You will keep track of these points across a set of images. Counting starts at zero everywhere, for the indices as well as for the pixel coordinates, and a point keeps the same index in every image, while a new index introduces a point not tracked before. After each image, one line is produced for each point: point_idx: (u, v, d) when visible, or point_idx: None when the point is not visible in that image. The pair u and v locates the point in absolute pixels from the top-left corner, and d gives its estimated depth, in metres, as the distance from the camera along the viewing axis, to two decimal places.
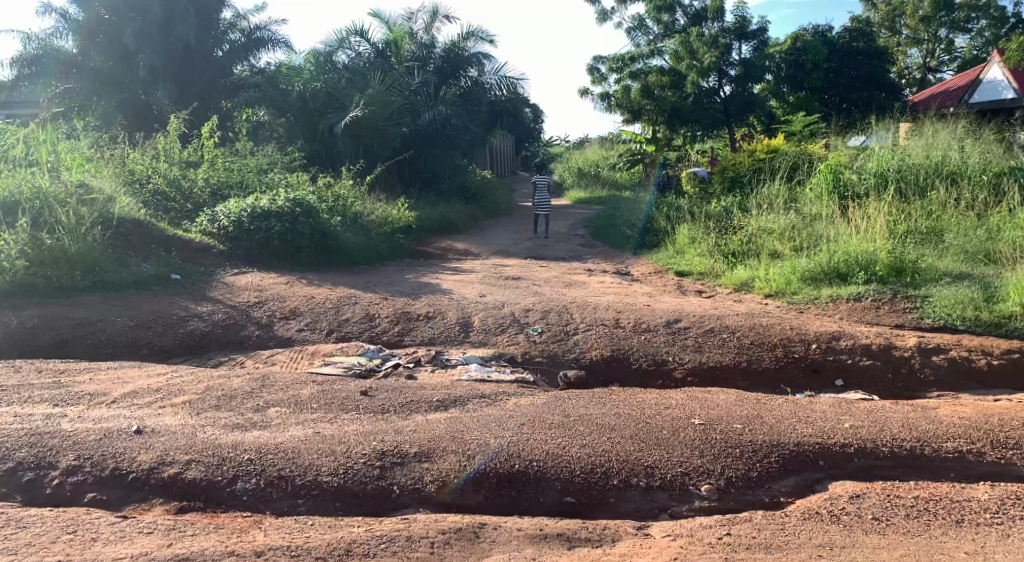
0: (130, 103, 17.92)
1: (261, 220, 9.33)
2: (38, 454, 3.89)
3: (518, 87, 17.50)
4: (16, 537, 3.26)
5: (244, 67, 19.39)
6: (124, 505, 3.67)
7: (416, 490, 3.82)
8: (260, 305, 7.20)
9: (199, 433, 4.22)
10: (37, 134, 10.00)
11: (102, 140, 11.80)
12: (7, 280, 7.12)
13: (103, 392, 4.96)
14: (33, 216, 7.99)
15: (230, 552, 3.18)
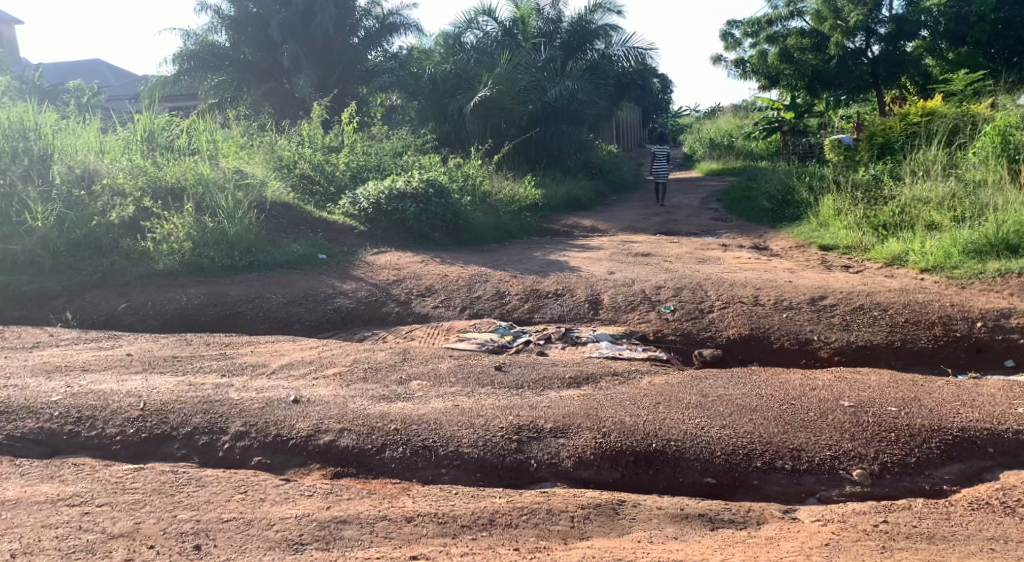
0: (276, 93, 19.04)
1: (397, 201, 9.66)
2: (210, 420, 4.23)
3: (647, 58, 17.20)
4: (197, 494, 3.55)
5: (378, 52, 20.01)
6: (287, 469, 3.94)
7: (554, 464, 3.87)
8: (398, 283, 7.48)
9: (349, 403, 4.47)
10: (198, 124, 10.84)
11: (252, 128, 12.58)
12: (177, 261, 7.76)
13: (263, 364, 5.34)
14: (197, 202, 8.68)
15: (382, 517, 3.34)
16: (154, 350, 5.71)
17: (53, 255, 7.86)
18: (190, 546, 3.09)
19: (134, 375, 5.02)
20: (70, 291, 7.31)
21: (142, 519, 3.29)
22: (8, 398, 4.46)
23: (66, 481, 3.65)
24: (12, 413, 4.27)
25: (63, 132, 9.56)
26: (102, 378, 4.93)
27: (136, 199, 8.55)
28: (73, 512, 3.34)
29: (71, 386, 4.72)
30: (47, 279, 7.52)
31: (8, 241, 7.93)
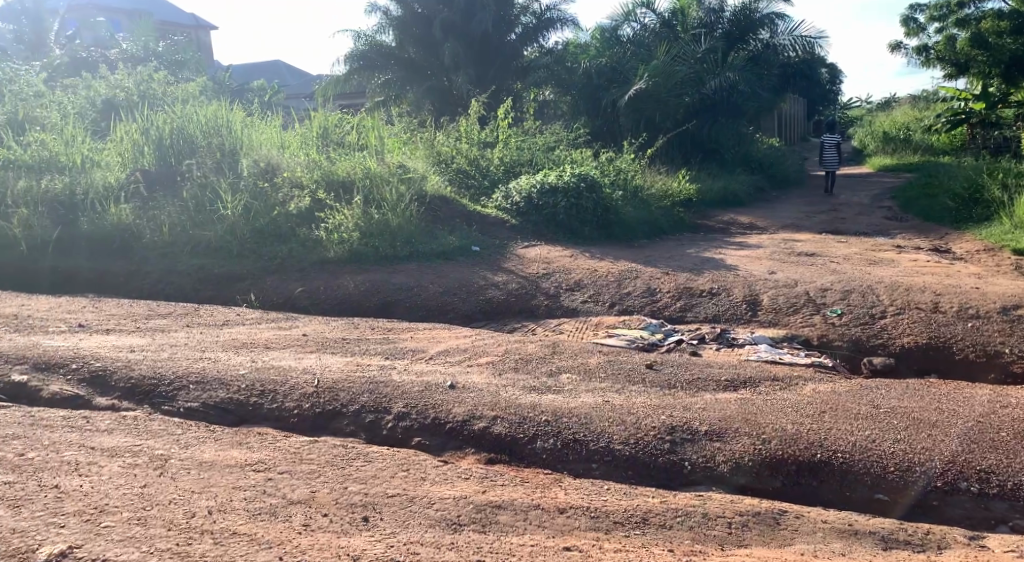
0: (436, 90, 19.65)
1: (549, 196, 9.73)
2: (375, 400, 4.46)
3: (815, 47, 16.48)
4: (365, 469, 3.75)
5: (535, 48, 20.23)
6: (444, 451, 4.09)
7: (708, 469, 3.77)
8: (548, 277, 7.55)
9: (502, 391, 4.57)
10: (367, 121, 11.47)
11: (414, 123, 13.11)
12: (347, 249, 8.25)
13: (421, 349, 5.57)
14: (365, 194, 9.19)
15: (536, 505, 3.39)
16: (325, 332, 6.10)
17: (239, 241, 8.54)
18: (359, 517, 3.27)
19: (309, 354, 5.39)
20: (253, 274, 7.91)
21: (316, 488, 3.52)
22: (202, 369, 4.91)
23: (252, 448, 3.97)
24: (206, 383, 4.70)
25: (249, 129, 10.43)
26: (282, 355, 5.34)
27: (312, 191, 9.23)
28: (258, 477, 3.63)
29: (254, 361, 5.13)
30: (233, 262, 8.16)
31: (202, 227, 8.71)
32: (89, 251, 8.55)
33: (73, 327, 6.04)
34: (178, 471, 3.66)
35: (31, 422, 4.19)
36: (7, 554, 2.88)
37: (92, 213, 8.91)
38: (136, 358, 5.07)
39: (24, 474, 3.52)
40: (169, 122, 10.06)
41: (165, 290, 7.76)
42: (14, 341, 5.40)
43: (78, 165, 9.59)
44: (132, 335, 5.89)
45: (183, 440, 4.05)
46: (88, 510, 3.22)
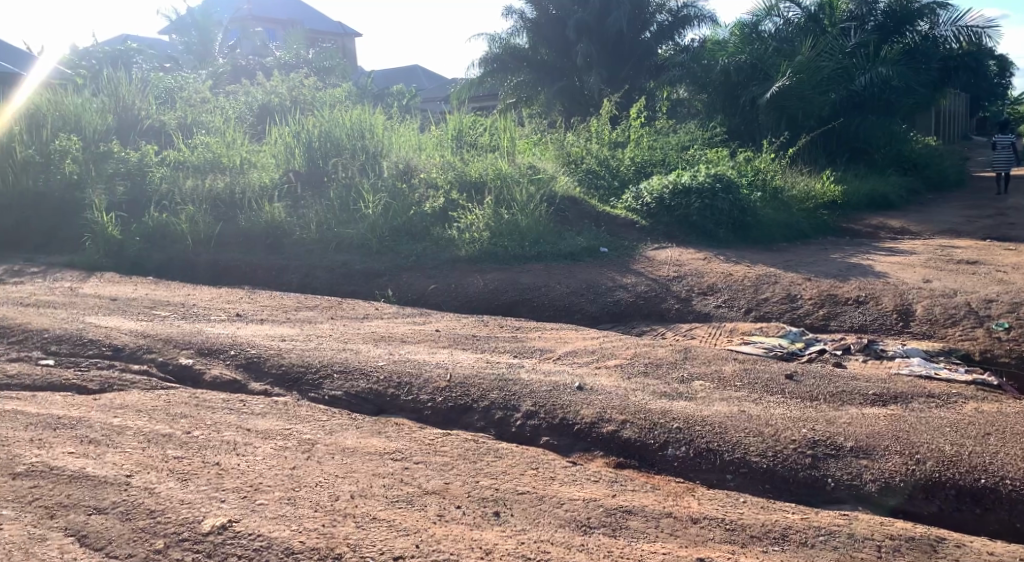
0: (567, 91, 19.47)
1: (682, 196, 9.52)
2: (504, 397, 4.51)
3: (983, 37, 15.46)
4: (496, 463, 3.81)
5: (669, 46, 19.90)
6: (572, 452, 4.08)
7: (854, 487, 3.56)
8: (679, 280, 7.39)
9: (632, 396, 4.50)
10: (500, 122, 11.69)
11: (545, 124, 13.20)
12: (478, 248, 8.42)
13: (550, 349, 5.59)
14: (497, 195, 9.37)
15: (668, 513, 3.32)
16: (456, 328, 6.23)
17: (378, 239, 8.89)
18: (491, 512, 3.32)
19: (442, 350, 5.52)
20: (390, 270, 8.20)
21: (449, 480, 3.60)
22: (345, 359, 5.14)
23: (390, 438, 4.12)
24: (348, 373, 4.92)
25: (390, 131, 10.87)
26: (416, 350, 5.51)
27: (446, 192, 9.51)
28: (396, 465, 3.76)
29: (392, 354, 5.32)
30: (372, 259, 8.51)
31: (345, 225, 9.13)
32: (244, 246, 9.15)
33: (231, 316, 6.50)
34: (324, 455, 3.85)
35: (195, 402, 4.53)
36: (176, 523, 3.12)
37: (249, 211, 9.54)
38: (286, 347, 5.38)
39: (191, 450, 3.82)
40: (318, 125, 10.64)
41: (312, 284, 8.18)
42: (181, 327, 5.87)
43: (237, 165, 10.31)
44: (284, 325, 6.26)
45: (328, 426, 4.26)
46: (244, 487, 3.44)
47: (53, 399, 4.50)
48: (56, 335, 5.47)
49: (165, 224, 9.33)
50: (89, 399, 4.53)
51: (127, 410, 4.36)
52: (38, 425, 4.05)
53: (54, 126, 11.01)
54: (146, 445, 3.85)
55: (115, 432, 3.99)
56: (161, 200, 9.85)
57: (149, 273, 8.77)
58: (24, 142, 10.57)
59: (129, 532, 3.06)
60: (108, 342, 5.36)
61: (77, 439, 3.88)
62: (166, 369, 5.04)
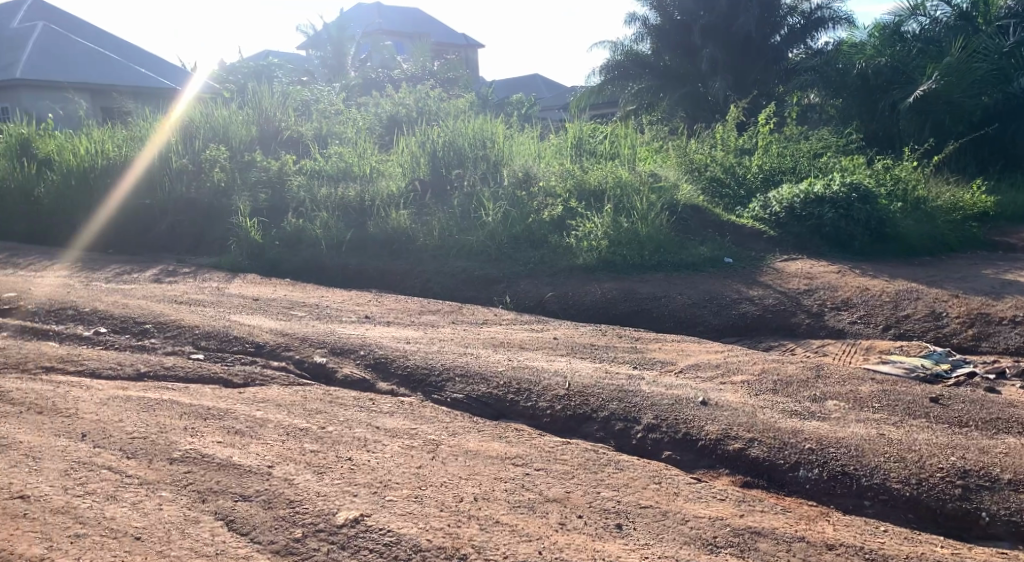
0: (690, 97, 19.10)
1: (814, 206, 9.12)
2: (625, 408, 4.46)
3: None
4: (617, 475, 3.77)
5: (801, 49, 19.21)
6: (696, 468, 3.98)
7: (1013, 524, 3.32)
8: (810, 294, 7.07)
9: (759, 413, 4.34)
10: (620, 130, 11.63)
11: (667, 132, 13.00)
12: (596, 256, 8.37)
13: (672, 362, 5.48)
14: (616, 203, 9.32)
15: (800, 537, 3.18)
16: (576, 337, 6.22)
17: (498, 246, 9.02)
18: (613, 524, 3.28)
19: (561, 358, 5.52)
20: (508, 277, 8.30)
21: (571, 489, 3.59)
22: (467, 363, 5.23)
23: (510, 443, 4.15)
24: (469, 377, 5.00)
25: (511, 141, 11.04)
26: (535, 357, 5.53)
27: (565, 200, 9.55)
28: (517, 471, 3.78)
29: (512, 360, 5.37)
30: (492, 266, 8.62)
31: (466, 232, 9.32)
32: (371, 250, 9.49)
33: (360, 317, 6.76)
34: (448, 456, 3.93)
35: (328, 399, 4.74)
36: (313, 514, 3.26)
37: (377, 218, 9.91)
38: (412, 349, 5.54)
39: (325, 444, 3.99)
40: (443, 136, 10.95)
41: (433, 289, 8.38)
42: (316, 328, 6.15)
43: (366, 174, 10.74)
44: (409, 328, 6.46)
45: (451, 428, 4.35)
46: (375, 483, 3.56)
47: (203, 391, 4.82)
48: (205, 331, 5.85)
49: (300, 229, 9.82)
50: (234, 393, 4.82)
51: (267, 403, 4.61)
52: (190, 414, 4.36)
53: (205, 138, 11.85)
54: (284, 438, 4.05)
55: (258, 424, 4.23)
56: (298, 207, 10.37)
57: (285, 275, 9.24)
58: (179, 153, 11.43)
59: (271, 519, 3.23)
60: (250, 339, 5.69)
61: (224, 429, 4.14)
62: (301, 366, 5.30)
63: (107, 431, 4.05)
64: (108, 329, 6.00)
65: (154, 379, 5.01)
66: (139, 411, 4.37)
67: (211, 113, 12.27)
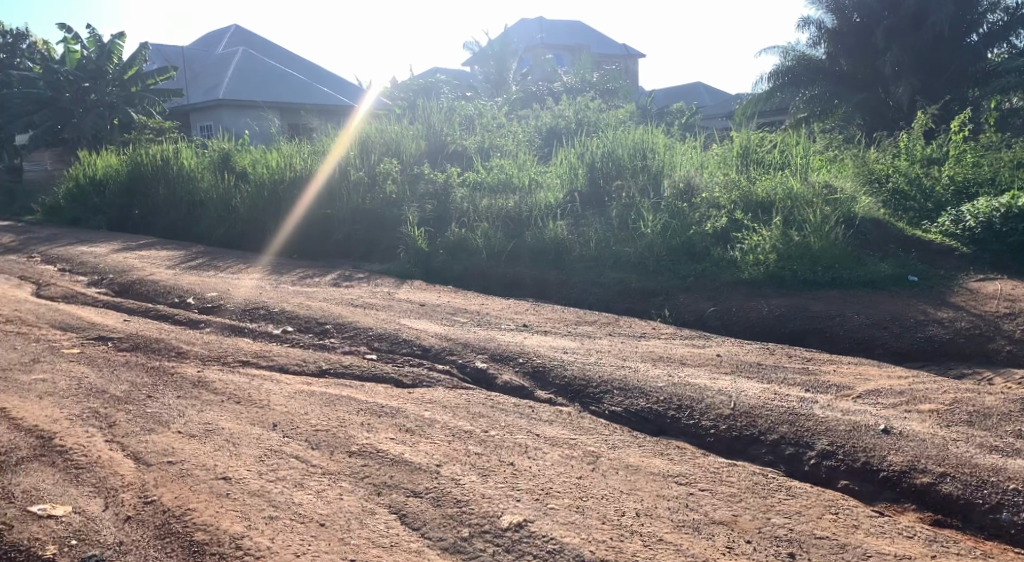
0: (869, 104, 17.97)
1: (1016, 220, 8.27)
2: (796, 432, 4.24)
3: None
4: (789, 502, 3.58)
5: (1002, 49, 17.58)
6: (877, 501, 3.70)
7: None
8: (1011, 318, 6.42)
9: (951, 446, 3.98)
10: (790, 139, 11.14)
11: (842, 141, 12.29)
12: (763, 271, 8.03)
13: (848, 386, 5.14)
14: (787, 216, 8.91)
15: None
16: (741, 354, 6.00)
17: (658, 257, 8.87)
18: (785, 552, 3.12)
19: (725, 376, 5.33)
20: (668, 290, 8.14)
21: (738, 513, 3.46)
22: (626, 376, 5.19)
23: (673, 460, 4.06)
24: (629, 390, 4.94)
25: (672, 151, 10.87)
26: (698, 373, 5.37)
27: (730, 211, 9.25)
28: (681, 490, 3.69)
29: (672, 376, 5.26)
30: (650, 278, 8.50)
31: (626, 243, 9.25)
32: (531, 260, 9.64)
33: (519, 326, 6.88)
34: (608, 469, 3.90)
35: (491, 404, 4.85)
36: (479, 515, 3.35)
37: (536, 228, 10.06)
38: (570, 360, 5.56)
39: (488, 448, 4.09)
40: (603, 147, 10.97)
41: (590, 300, 8.36)
42: (478, 334, 6.33)
43: (526, 185, 10.92)
44: (567, 337, 6.49)
45: (611, 440, 4.32)
46: (536, 490, 3.60)
47: (376, 389, 5.08)
48: (377, 333, 6.19)
49: (463, 238, 10.13)
50: (404, 392, 5.05)
51: (434, 404, 4.80)
52: (366, 410, 4.61)
53: (379, 152, 12.55)
54: (451, 439, 4.19)
55: (426, 424, 4.41)
56: (461, 217, 10.72)
57: (448, 281, 9.53)
58: (356, 166, 12.18)
59: (440, 517, 3.35)
60: (417, 342, 5.95)
61: (395, 427, 4.34)
62: (465, 370, 5.46)
63: (294, 422, 4.37)
64: (294, 328, 6.48)
65: (333, 375, 5.36)
66: (321, 404, 4.69)
67: (386, 128, 12.99)
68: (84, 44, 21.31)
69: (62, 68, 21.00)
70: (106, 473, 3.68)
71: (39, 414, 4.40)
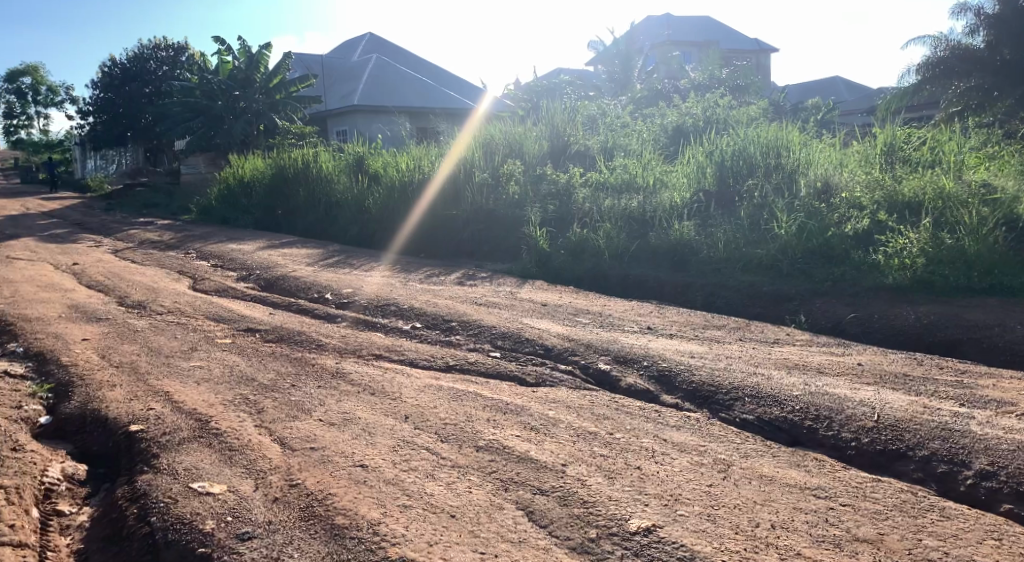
0: None
1: None
2: (951, 450, 3.95)
3: None
4: (944, 524, 3.34)
5: None
6: None
7: None
8: None
9: None
10: (941, 135, 10.38)
11: (1002, 136, 11.33)
12: (909, 276, 7.53)
13: (1010, 402, 4.72)
14: (937, 217, 8.31)
15: None
16: (885, 364, 5.66)
17: (792, 260, 8.51)
18: None
19: (866, 387, 5.03)
20: (803, 295, 7.80)
21: (885, 531, 3.26)
22: (759, 384, 5.00)
23: (811, 473, 3.88)
24: (761, 398, 4.76)
25: (808, 148, 10.37)
26: (836, 383, 5.10)
27: (872, 212, 8.74)
28: (820, 504, 3.52)
29: (807, 384, 5.02)
30: (783, 282, 8.17)
31: (756, 245, 8.93)
32: (655, 262, 9.49)
33: (644, 328, 6.78)
34: (740, 478, 3.77)
35: (616, 406, 4.80)
36: (606, 517, 3.33)
37: (661, 229, 9.88)
38: (698, 364, 5.42)
39: (615, 450, 4.05)
40: (733, 145, 10.65)
41: (718, 302, 8.12)
42: (600, 335, 6.29)
43: (650, 185, 10.76)
44: (694, 342, 6.33)
45: (742, 449, 4.18)
46: (665, 495, 3.53)
47: (501, 386, 5.15)
48: (500, 332, 6.27)
49: (584, 239, 10.09)
50: (528, 391, 5.08)
51: (558, 404, 4.80)
52: (491, 407, 4.68)
53: (503, 154, 12.72)
54: (576, 440, 4.18)
55: (551, 423, 4.42)
56: (583, 218, 10.71)
57: (569, 281, 9.52)
58: (480, 167, 12.40)
59: (568, 516, 3.35)
60: (540, 342, 5.98)
61: (521, 425, 4.37)
62: (587, 371, 5.43)
63: (424, 415, 4.49)
64: (422, 324, 6.66)
65: (459, 371, 5.47)
66: (449, 399, 4.80)
67: (510, 130, 13.16)
68: (236, 55, 22.77)
69: (216, 77, 22.54)
70: (256, 456, 3.92)
71: (196, 398, 4.74)
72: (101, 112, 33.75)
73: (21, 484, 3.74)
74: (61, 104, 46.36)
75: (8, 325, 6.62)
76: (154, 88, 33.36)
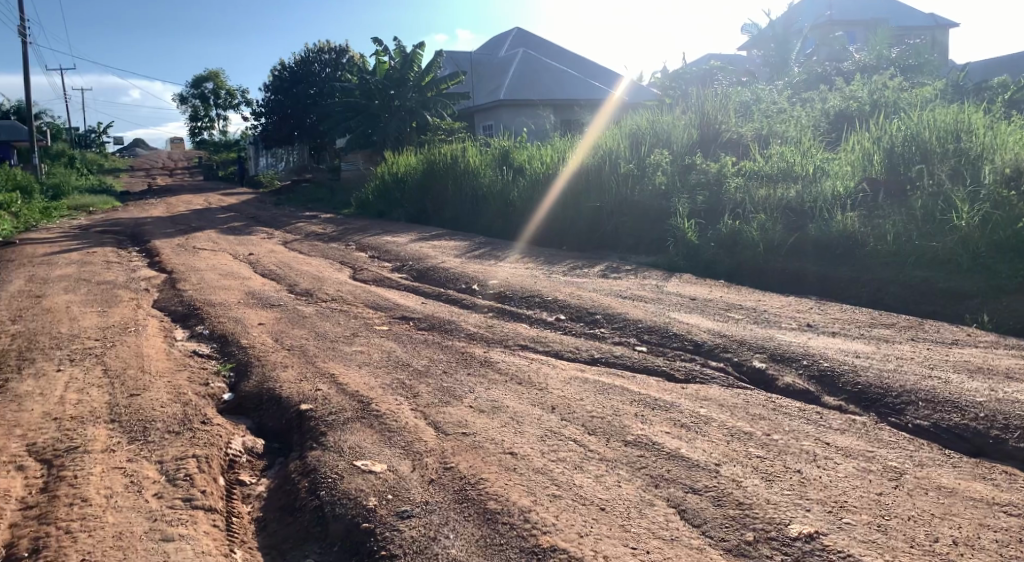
0: None
1: None
2: None
3: None
4: None
5: None
6: None
7: None
8: None
9: None
10: None
11: None
12: None
13: None
14: None
15: None
16: None
17: (972, 254, 7.77)
18: None
19: None
20: (985, 293, 7.12)
21: None
22: (933, 388, 4.61)
23: (1000, 487, 3.53)
24: (938, 404, 4.39)
25: (994, 131, 9.30)
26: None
27: None
28: (1011, 522, 3.20)
29: (993, 390, 4.57)
30: (961, 278, 7.51)
31: (929, 238, 8.23)
32: (814, 255, 9.00)
33: (802, 325, 6.43)
34: (914, 488, 3.50)
35: (773, 406, 4.59)
36: (765, 520, 3.19)
37: (821, 220, 9.34)
38: (863, 365, 5.08)
39: (772, 452, 3.87)
40: (904, 130, 9.86)
41: (885, 300, 7.59)
42: (754, 331, 6.03)
43: (810, 174, 10.22)
44: (857, 341, 5.94)
45: (916, 457, 3.87)
46: (830, 501, 3.34)
47: (649, 381, 5.06)
48: (647, 326, 6.17)
49: (737, 231, 9.71)
50: (677, 387, 4.96)
51: (710, 402, 4.65)
52: (638, 401, 4.61)
53: (650, 144, 12.46)
54: (730, 439, 4.03)
55: (702, 421, 4.28)
56: (736, 208, 10.33)
57: (720, 275, 9.21)
58: (625, 158, 12.23)
59: (722, 517, 3.24)
60: (689, 337, 5.82)
61: (670, 421, 4.28)
62: (741, 369, 5.22)
63: (571, 407, 4.49)
64: (567, 316, 6.67)
65: (605, 364, 5.42)
66: (595, 392, 4.77)
67: (658, 119, 12.88)
68: (392, 55, 23.68)
69: (373, 77, 23.56)
70: (412, 438, 4.07)
71: (357, 381, 4.99)
72: (273, 114, 36.31)
73: (209, 454, 4.08)
74: (239, 106, 50.17)
75: (196, 309, 7.26)
76: (319, 88, 35.41)
